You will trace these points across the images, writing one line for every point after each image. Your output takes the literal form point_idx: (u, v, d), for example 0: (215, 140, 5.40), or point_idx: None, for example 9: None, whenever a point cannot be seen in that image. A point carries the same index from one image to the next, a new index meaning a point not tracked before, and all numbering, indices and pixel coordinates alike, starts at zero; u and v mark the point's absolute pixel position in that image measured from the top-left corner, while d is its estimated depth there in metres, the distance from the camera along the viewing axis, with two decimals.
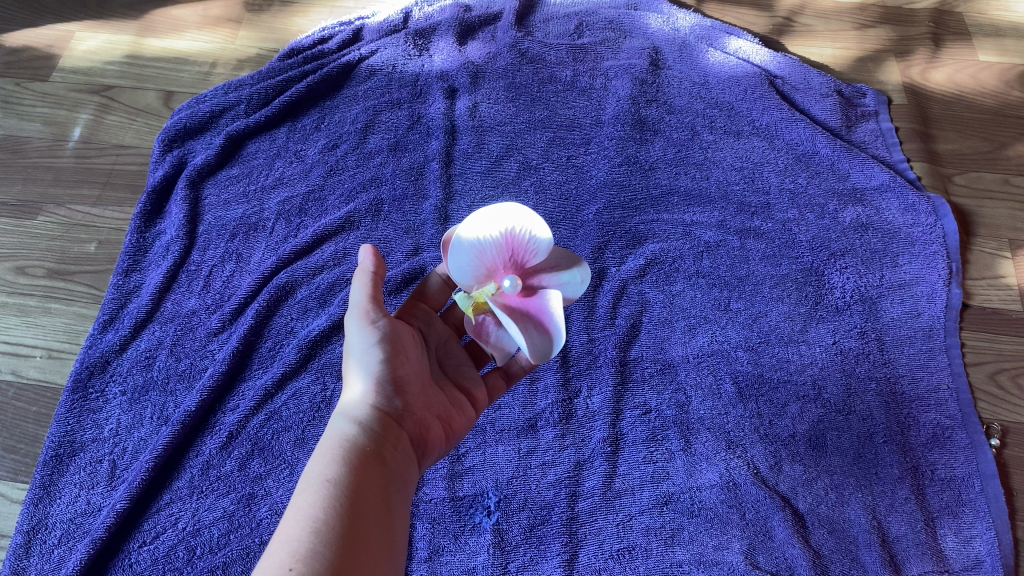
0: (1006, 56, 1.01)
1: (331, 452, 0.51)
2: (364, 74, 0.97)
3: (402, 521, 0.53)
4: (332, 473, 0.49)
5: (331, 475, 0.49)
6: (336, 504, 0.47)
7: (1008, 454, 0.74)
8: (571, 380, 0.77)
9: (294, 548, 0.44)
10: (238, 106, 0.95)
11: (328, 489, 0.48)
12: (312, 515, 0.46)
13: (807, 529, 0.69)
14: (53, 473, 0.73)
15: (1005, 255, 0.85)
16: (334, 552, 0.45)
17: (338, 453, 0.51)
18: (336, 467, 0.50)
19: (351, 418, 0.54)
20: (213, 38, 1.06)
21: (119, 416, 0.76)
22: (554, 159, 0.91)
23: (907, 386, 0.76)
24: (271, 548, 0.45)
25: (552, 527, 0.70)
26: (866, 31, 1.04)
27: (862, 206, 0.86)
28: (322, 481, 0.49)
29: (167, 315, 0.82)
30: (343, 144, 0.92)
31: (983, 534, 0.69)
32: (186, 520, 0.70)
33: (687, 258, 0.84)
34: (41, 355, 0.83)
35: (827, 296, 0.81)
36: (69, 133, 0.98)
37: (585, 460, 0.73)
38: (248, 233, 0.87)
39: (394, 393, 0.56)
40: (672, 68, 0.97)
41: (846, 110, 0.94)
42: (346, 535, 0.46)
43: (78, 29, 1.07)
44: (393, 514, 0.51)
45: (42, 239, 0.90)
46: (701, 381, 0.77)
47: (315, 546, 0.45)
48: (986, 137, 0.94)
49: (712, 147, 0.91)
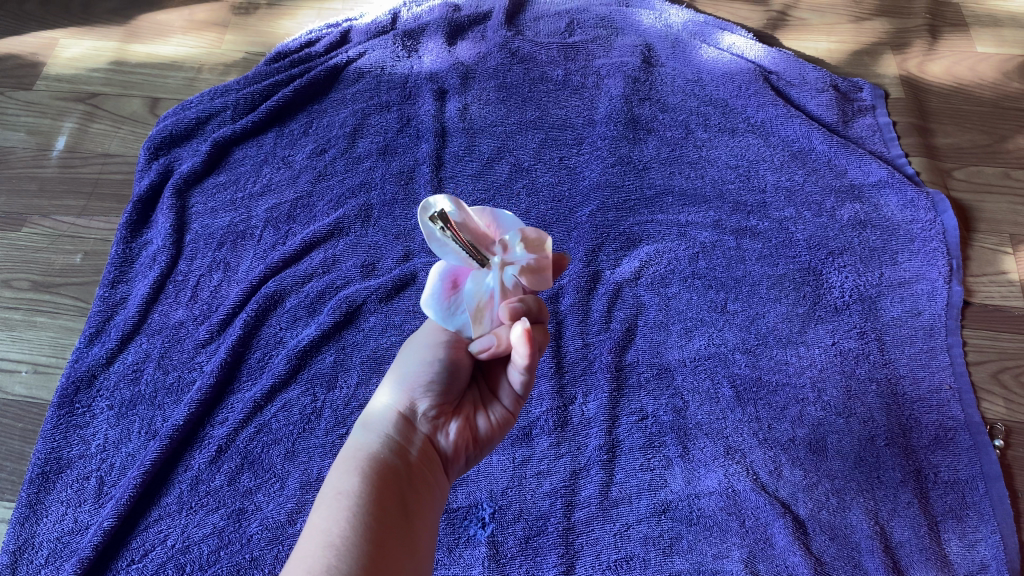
0: (1004, 46, 0.99)
1: (350, 464, 0.49)
2: (352, 77, 0.96)
3: (432, 525, 0.50)
4: (347, 486, 0.47)
5: (347, 487, 0.47)
6: (353, 515, 0.45)
7: (1012, 455, 0.73)
8: (566, 387, 0.76)
9: (309, 565, 0.43)
10: (224, 112, 0.94)
11: (346, 503, 0.46)
12: (328, 531, 0.45)
13: (809, 535, 0.67)
14: (39, 490, 0.72)
15: (1006, 251, 0.83)
16: (350, 568, 0.43)
17: (356, 463, 0.49)
18: (352, 479, 0.48)
19: (379, 432, 0.51)
20: (199, 42, 1.05)
21: (106, 431, 0.75)
22: (546, 160, 0.89)
23: (909, 386, 0.75)
24: (289, 566, 0.44)
25: (548, 538, 0.69)
26: (862, 24, 1.02)
27: (860, 203, 0.85)
28: (336, 495, 0.47)
29: (154, 327, 0.80)
30: (332, 149, 0.91)
31: (988, 538, 0.68)
32: (175, 536, 0.69)
33: (683, 260, 0.82)
34: (27, 370, 0.81)
35: (825, 296, 0.80)
36: (53, 143, 0.97)
37: (580, 469, 0.72)
38: (235, 242, 0.86)
39: (433, 404, 0.52)
40: (665, 65, 0.95)
41: (843, 105, 0.92)
42: (363, 544, 0.44)
43: (62, 36, 1.06)
44: (418, 525, 0.48)
45: (26, 252, 0.89)
46: (699, 385, 0.75)
47: (329, 559, 0.43)
48: (985, 130, 0.92)
49: (706, 145, 0.90)
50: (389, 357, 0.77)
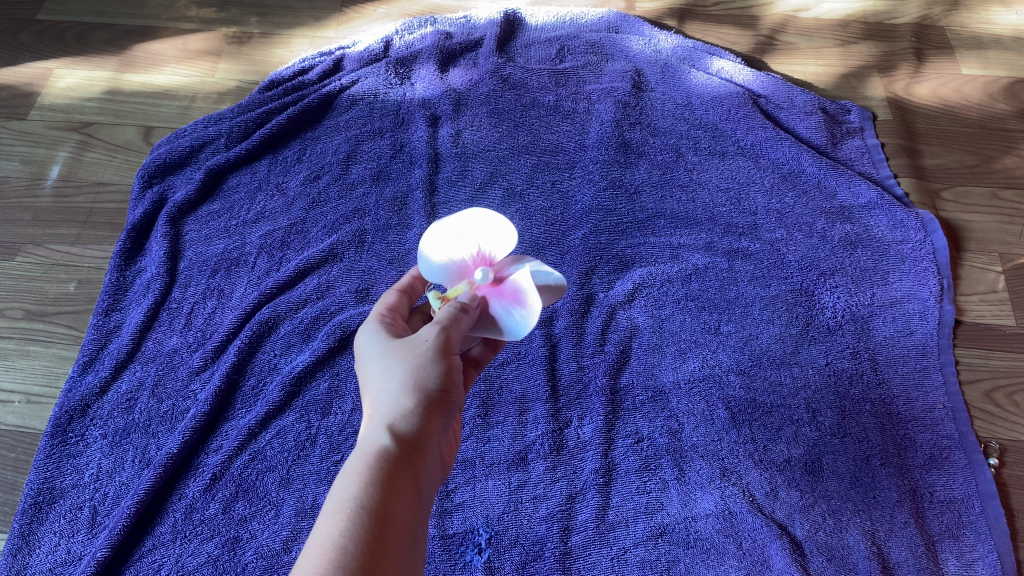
0: (989, 68, 1.01)
1: (357, 460, 0.45)
2: (346, 104, 0.97)
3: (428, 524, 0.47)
4: (354, 488, 0.43)
5: (352, 489, 0.44)
6: (358, 522, 0.42)
7: (1007, 473, 0.73)
8: (561, 410, 0.76)
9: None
10: (218, 140, 0.94)
11: (349, 510, 0.42)
12: (337, 547, 0.40)
13: (806, 556, 0.67)
14: (32, 521, 0.71)
15: (996, 270, 0.84)
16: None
17: (363, 461, 0.45)
18: (360, 481, 0.44)
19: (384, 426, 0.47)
20: (192, 71, 1.05)
21: (100, 460, 0.75)
22: (539, 185, 0.90)
23: (903, 406, 0.75)
24: None
25: (545, 563, 0.68)
26: (849, 48, 1.04)
27: (851, 223, 0.85)
28: (342, 500, 0.43)
29: (148, 355, 0.80)
30: (325, 175, 0.91)
31: (985, 556, 0.68)
32: (169, 566, 0.69)
33: (675, 282, 0.83)
34: (20, 400, 0.81)
35: (818, 317, 0.80)
36: (47, 172, 0.97)
37: (577, 493, 0.72)
38: (229, 269, 0.86)
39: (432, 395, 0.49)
40: (655, 90, 0.96)
41: (831, 128, 0.93)
42: (364, 552, 0.41)
43: (57, 66, 1.06)
44: (418, 530, 0.45)
45: (20, 282, 0.89)
46: (694, 408, 0.75)
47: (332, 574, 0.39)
48: (973, 150, 0.93)
49: (697, 169, 0.90)
50: None
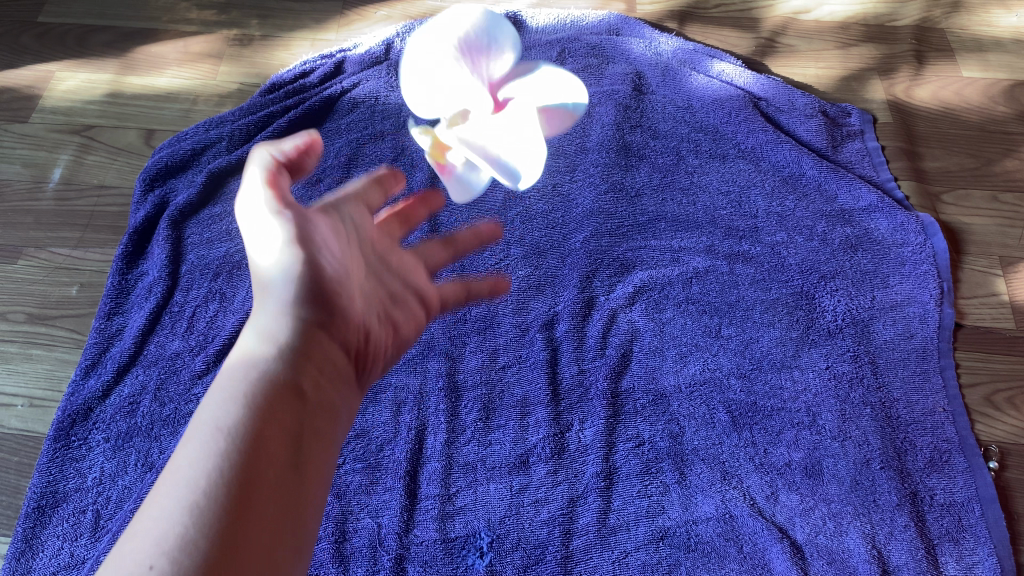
0: (989, 71, 1.01)
1: (231, 386, 0.41)
2: (347, 107, 0.96)
3: (322, 465, 0.42)
4: (225, 417, 0.39)
5: (225, 418, 0.39)
6: (225, 456, 0.37)
7: (1008, 477, 0.73)
8: (562, 414, 0.76)
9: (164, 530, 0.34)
10: (219, 143, 0.94)
11: (212, 444, 0.38)
12: (194, 492, 0.36)
13: (807, 560, 0.68)
14: (35, 525, 0.72)
15: (996, 273, 0.84)
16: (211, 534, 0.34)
17: (237, 389, 0.41)
18: (231, 409, 0.39)
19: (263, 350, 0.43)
20: (194, 74, 1.05)
21: (103, 464, 0.75)
22: (540, 188, 0.90)
23: (903, 409, 0.75)
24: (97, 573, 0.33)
25: (547, 567, 0.69)
26: (849, 50, 1.04)
27: (851, 227, 0.86)
28: (209, 428, 0.38)
29: (151, 358, 0.80)
30: (327, 178, 0.91)
31: (985, 560, 0.68)
32: None
33: (676, 285, 0.83)
34: (23, 404, 0.82)
35: (818, 320, 0.80)
36: (49, 175, 0.97)
37: (578, 496, 0.72)
38: (232, 272, 0.86)
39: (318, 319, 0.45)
40: (655, 93, 0.96)
41: (831, 131, 0.94)
42: (229, 496, 0.36)
43: (58, 69, 1.06)
44: (305, 472, 0.40)
45: (22, 285, 0.89)
46: (695, 411, 0.76)
47: (186, 521, 0.34)
48: (973, 153, 0.94)
49: (698, 171, 0.90)
50: (385, 386, 0.78)
